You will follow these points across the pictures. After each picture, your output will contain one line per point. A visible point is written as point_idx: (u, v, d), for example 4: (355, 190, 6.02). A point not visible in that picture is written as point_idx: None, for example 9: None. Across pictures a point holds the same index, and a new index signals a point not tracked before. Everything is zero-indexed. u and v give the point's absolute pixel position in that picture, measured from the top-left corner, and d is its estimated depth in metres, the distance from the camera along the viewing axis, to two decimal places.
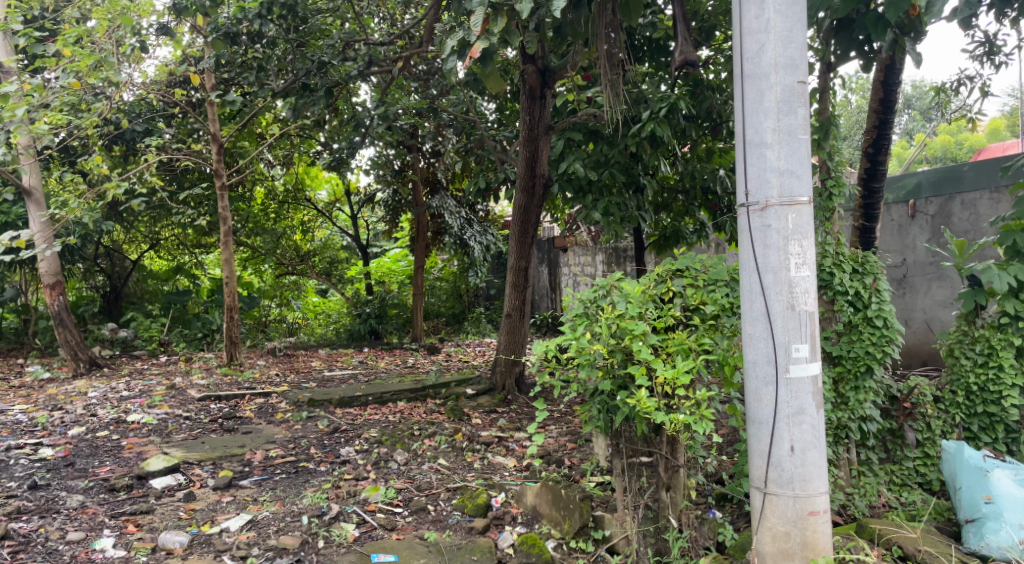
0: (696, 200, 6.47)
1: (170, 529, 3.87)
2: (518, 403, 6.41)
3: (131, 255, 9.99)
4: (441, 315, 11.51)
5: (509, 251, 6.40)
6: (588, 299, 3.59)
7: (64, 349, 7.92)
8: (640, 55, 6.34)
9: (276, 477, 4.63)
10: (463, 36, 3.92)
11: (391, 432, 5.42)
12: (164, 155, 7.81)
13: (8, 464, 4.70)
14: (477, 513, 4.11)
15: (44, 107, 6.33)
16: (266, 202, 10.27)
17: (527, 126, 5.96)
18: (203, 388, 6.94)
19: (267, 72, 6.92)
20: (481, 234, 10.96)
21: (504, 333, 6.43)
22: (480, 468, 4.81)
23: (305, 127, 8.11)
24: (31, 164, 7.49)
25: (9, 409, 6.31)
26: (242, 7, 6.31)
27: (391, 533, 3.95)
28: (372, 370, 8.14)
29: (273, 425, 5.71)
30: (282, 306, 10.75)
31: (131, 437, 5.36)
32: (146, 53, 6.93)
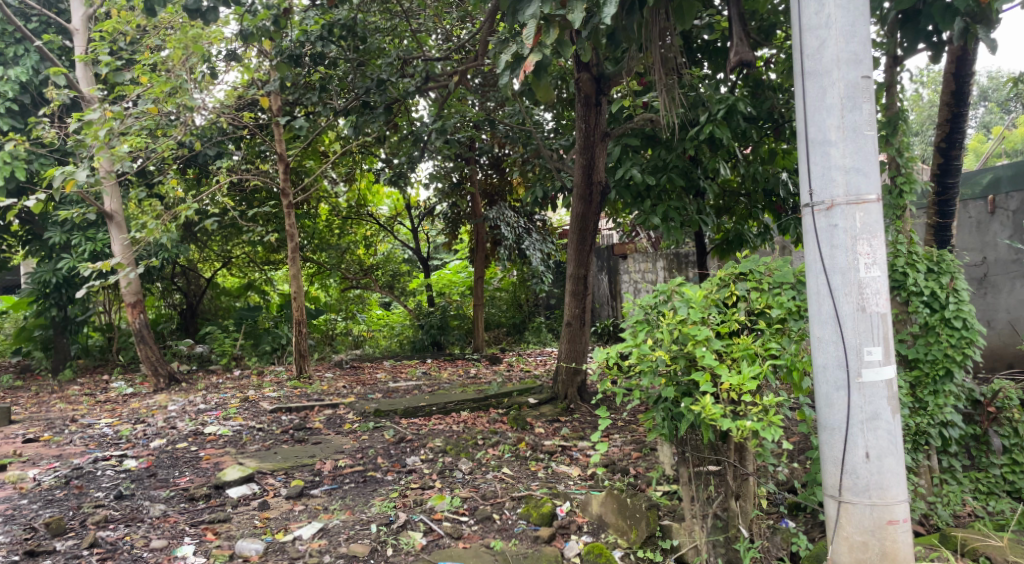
0: (759, 203, 6.37)
1: (246, 537, 4.00)
2: (581, 411, 6.36)
3: (205, 273, 10.45)
4: (502, 324, 11.60)
5: (568, 259, 6.38)
6: (649, 305, 3.56)
7: (145, 365, 8.29)
8: (698, 58, 6.25)
9: (345, 486, 4.73)
10: (517, 49, 3.98)
11: (455, 442, 5.46)
12: (235, 176, 8.13)
13: (96, 475, 4.95)
14: (542, 522, 4.10)
15: (123, 133, 6.68)
16: (330, 218, 10.47)
17: (583, 134, 6.00)
18: (274, 400, 7.16)
19: (329, 92, 7.15)
20: (541, 243, 10.97)
21: (565, 341, 6.41)
22: (544, 477, 4.80)
23: (367, 144, 8.29)
24: (112, 190, 7.98)
25: (96, 423, 6.64)
26: (304, 30, 6.58)
27: (458, 541, 3.97)
28: (435, 381, 8.18)
29: (341, 436, 5.84)
30: (348, 319, 11.10)
31: (209, 448, 5.57)
32: (216, 79, 7.25)
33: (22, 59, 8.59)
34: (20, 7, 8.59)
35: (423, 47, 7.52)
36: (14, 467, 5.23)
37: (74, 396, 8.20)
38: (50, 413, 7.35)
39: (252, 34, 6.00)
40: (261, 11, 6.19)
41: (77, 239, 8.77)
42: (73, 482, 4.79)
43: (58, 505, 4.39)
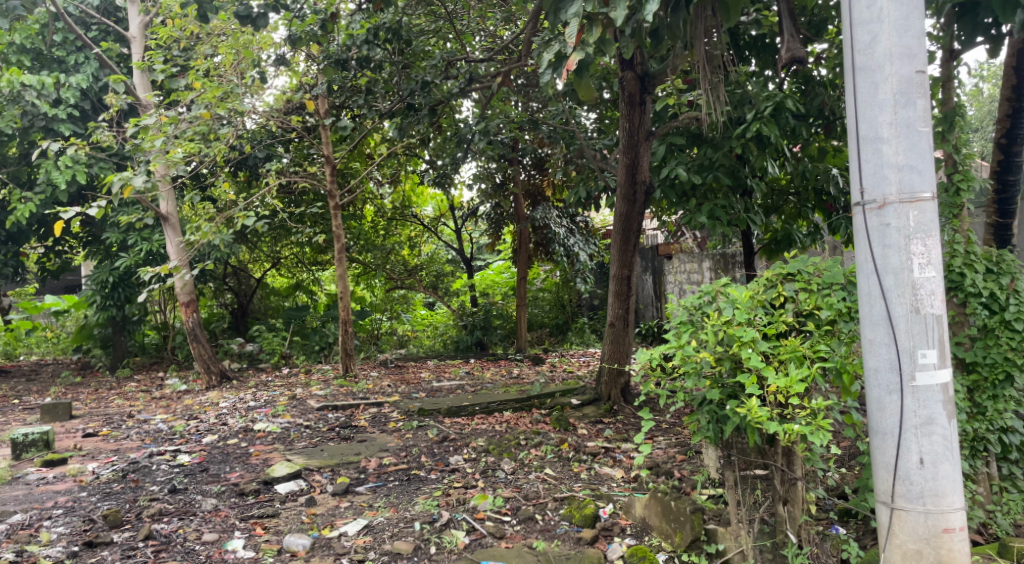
0: (809, 202, 6.24)
1: (294, 532, 4.08)
2: (625, 413, 6.31)
3: (256, 274, 10.71)
4: (546, 325, 11.58)
5: (611, 260, 6.33)
6: (693, 306, 3.53)
7: (198, 363, 8.52)
8: (745, 55, 6.14)
9: (389, 484, 4.79)
10: (558, 48, 4.00)
11: (498, 442, 5.49)
12: (284, 179, 8.30)
13: (152, 469, 5.11)
14: (585, 524, 4.08)
15: (177, 137, 6.88)
16: (376, 219, 10.65)
17: (627, 134, 5.91)
18: (321, 398, 7.29)
19: (374, 95, 7.27)
20: (584, 244, 10.95)
21: (608, 342, 6.36)
22: (587, 478, 4.78)
23: (412, 146, 8.36)
24: (167, 193, 8.23)
25: (152, 419, 6.86)
26: (351, 34, 6.65)
27: (501, 541, 3.98)
28: (478, 381, 8.20)
29: (386, 434, 5.91)
30: (393, 319, 11.25)
31: (258, 445, 5.70)
32: (266, 83, 7.41)
33: (84, 66, 8.98)
34: (81, 16, 8.93)
35: (466, 48, 7.55)
36: (75, 460, 5.44)
37: (131, 393, 8.49)
38: (108, 408, 7.63)
39: (300, 39, 6.14)
40: (308, 16, 6.30)
41: (134, 240, 9.07)
42: (130, 476, 4.95)
43: (116, 497, 4.54)
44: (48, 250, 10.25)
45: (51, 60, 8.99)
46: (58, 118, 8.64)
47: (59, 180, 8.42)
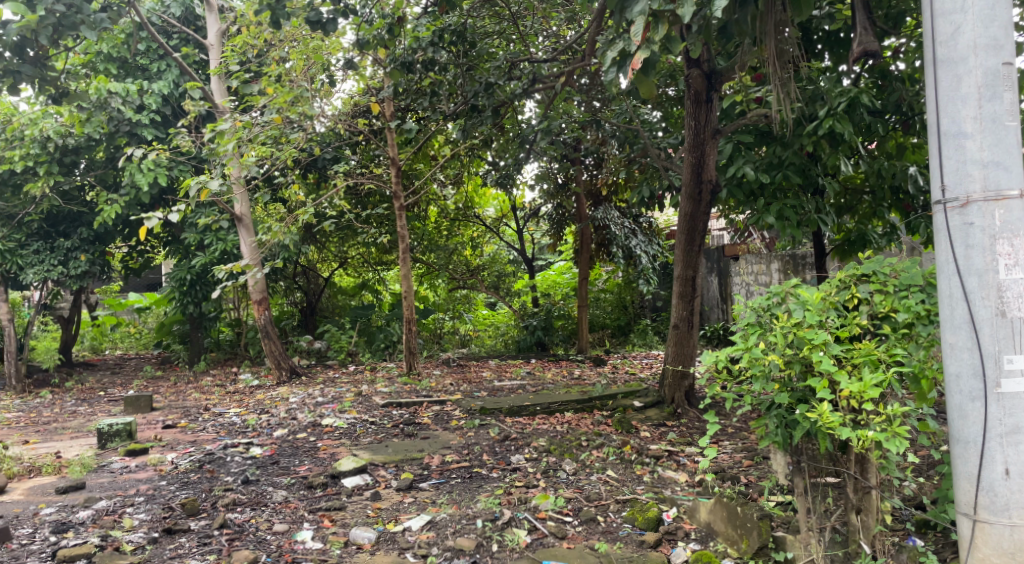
0: (885, 201, 6.02)
1: (359, 525, 4.18)
2: (689, 417, 6.19)
3: (324, 273, 11.02)
4: (607, 326, 11.50)
5: (675, 261, 6.19)
6: (761, 307, 3.46)
7: (269, 359, 8.80)
8: (817, 50, 5.96)
9: (452, 481, 4.84)
10: (623, 47, 3.98)
11: (560, 442, 5.49)
12: (351, 180, 8.49)
13: (226, 460, 5.31)
14: (648, 527, 4.06)
15: (251, 141, 7.12)
16: (439, 220, 10.79)
17: (692, 132, 5.77)
18: (385, 395, 7.42)
19: (439, 96, 7.37)
20: (647, 244, 10.82)
21: (672, 344, 6.23)
22: (650, 481, 4.73)
23: (475, 148, 8.41)
24: (241, 194, 8.52)
25: (227, 412, 7.14)
26: (416, 37, 6.78)
27: (562, 541, 3.98)
28: (540, 381, 8.21)
29: (448, 431, 5.99)
30: (455, 319, 11.37)
31: (326, 439, 5.86)
32: (334, 87, 7.60)
33: (165, 73, 9.40)
34: (163, 25, 9.36)
35: (530, 48, 7.56)
36: (155, 451, 5.70)
37: (207, 387, 8.85)
38: (186, 401, 7.98)
39: (368, 43, 6.30)
40: (376, 20, 6.40)
41: (211, 240, 9.46)
42: (205, 466, 5.16)
43: (192, 487, 4.74)
44: (131, 249, 10.76)
45: (135, 68, 9.46)
46: (141, 123, 9.08)
47: (142, 183, 8.84)
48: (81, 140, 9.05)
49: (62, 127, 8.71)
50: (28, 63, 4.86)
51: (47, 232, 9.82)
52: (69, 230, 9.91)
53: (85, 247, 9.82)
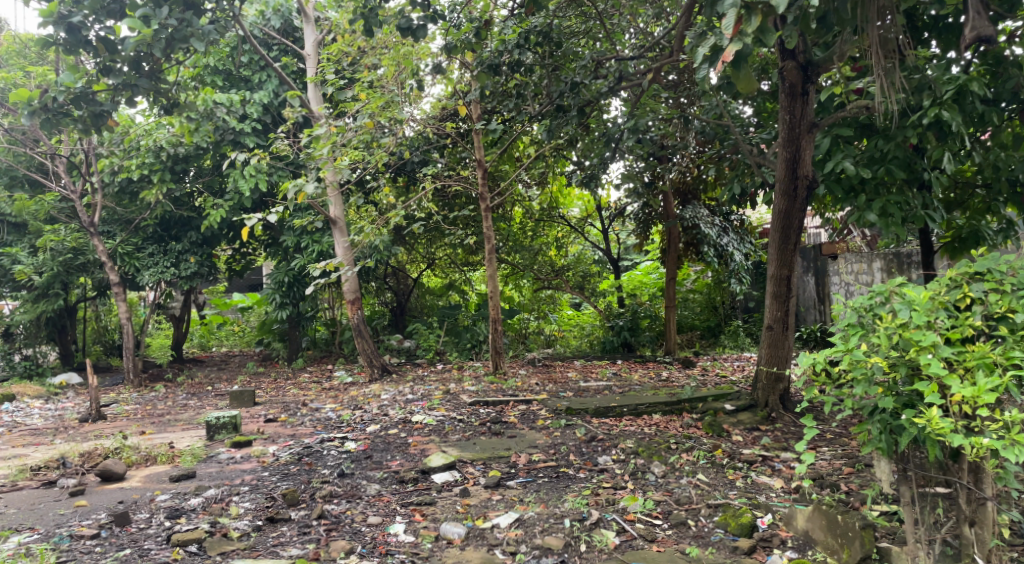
0: (1001, 195, 5.63)
1: (450, 520, 4.26)
2: (784, 421, 5.92)
3: (413, 274, 11.34)
4: (696, 327, 11.33)
5: (768, 260, 5.96)
6: (863, 308, 3.29)
7: (362, 357, 9.10)
8: (923, 37, 5.66)
9: (539, 480, 4.86)
10: (714, 41, 3.89)
11: (648, 444, 5.39)
12: (439, 182, 8.67)
13: (323, 453, 5.53)
14: (742, 533, 3.94)
15: (345, 146, 7.37)
16: (524, 220, 10.86)
17: (787, 127, 5.60)
18: (473, 393, 7.55)
19: (524, 98, 7.41)
20: (739, 242, 10.65)
21: (765, 345, 6.01)
22: (743, 487, 4.60)
23: (560, 147, 8.39)
24: (336, 198, 8.85)
25: (324, 407, 7.44)
26: (503, 39, 6.84)
27: (652, 544, 3.94)
28: (626, 382, 8.16)
29: (535, 431, 6.02)
30: (540, 319, 11.44)
31: (416, 436, 6.00)
32: (423, 91, 7.77)
33: (266, 84, 9.86)
34: (264, 38, 9.81)
35: (617, 47, 7.49)
36: (258, 443, 6.01)
37: (305, 383, 9.25)
38: (285, 396, 8.36)
39: (457, 47, 6.41)
40: (464, 24, 6.59)
41: (307, 243, 9.85)
42: (304, 459, 5.38)
43: (293, 478, 4.96)
44: (235, 251, 11.34)
45: (239, 79, 9.97)
46: (244, 132, 9.55)
47: (245, 188, 9.30)
48: (190, 149, 9.62)
49: (173, 137, 9.27)
50: (144, 77, 5.21)
51: (161, 236, 10.55)
52: (180, 233, 10.57)
53: (194, 250, 10.44)
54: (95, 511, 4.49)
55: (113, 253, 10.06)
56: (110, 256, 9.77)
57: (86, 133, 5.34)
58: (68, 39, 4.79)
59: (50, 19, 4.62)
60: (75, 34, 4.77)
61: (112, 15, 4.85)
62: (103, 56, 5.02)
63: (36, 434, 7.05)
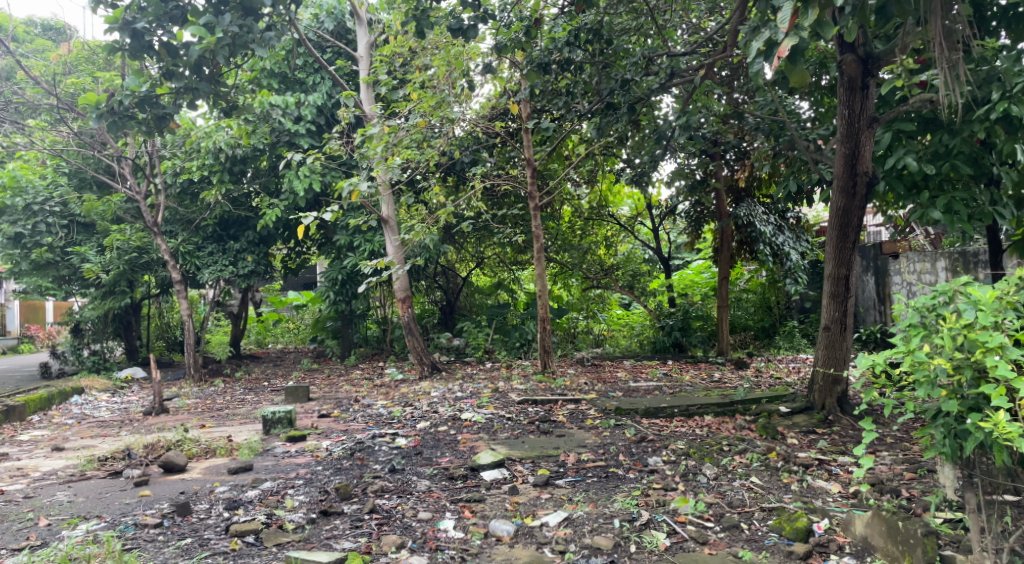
0: None
1: (499, 518, 4.28)
2: (842, 424, 5.75)
3: (463, 273, 11.43)
4: (750, 328, 11.09)
5: (826, 259, 5.77)
6: (925, 307, 3.19)
7: (412, 355, 9.21)
8: (991, 27, 5.44)
9: (588, 479, 4.84)
10: (769, 35, 3.86)
11: (699, 446, 5.32)
12: (488, 181, 8.69)
13: (375, 449, 5.62)
14: (797, 537, 3.87)
15: (397, 145, 7.46)
16: (573, 219, 10.81)
17: (846, 122, 5.42)
18: (521, 392, 7.56)
19: (574, 96, 7.39)
20: (795, 241, 10.44)
21: (822, 347, 5.83)
22: (799, 491, 4.49)
23: (610, 145, 8.32)
24: (387, 198, 8.97)
25: (375, 404, 7.56)
26: (553, 38, 6.86)
27: (703, 547, 3.88)
28: (677, 383, 8.06)
29: (583, 431, 5.99)
30: (589, 318, 11.40)
31: (465, 433, 6.04)
32: (473, 91, 7.82)
33: (320, 85, 10.07)
34: (319, 40, 10.01)
35: (669, 43, 7.40)
36: (312, 438, 6.14)
37: (357, 379, 9.43)
38: (338, 392, 8.54)
39: (507, 47, 6.43)
40: (514, 23, 6.63)
41: (360, 242, 10.02)
42: (356, 454, 5.48)
43: (345, 473, 5.05)
44: (290, 250, 11.61)
45: (294, 81, 10.22)
46: (298, 133, 9.78)
47: (300, 188, 9.51)
48: (247, 150, 9.87)
49: (231, 139, 9.54)
50: (205, 80, 5.38)
51: (220, 235, 10.88)
52: (238, 233, 10.88)
53: (251, 249, 10.75)
54: (159, 501, 4.65)
55: (175, 252, 10.41)
56: (172, 255, 10.11)
57: (149, 135, 5.52)
58: (132, 43, 4.98)
59: (116, 25, 4.82)
60: (138, 39, 4.95)
61: (174, 21, 4.99)
62: (166, 61, 5.20)
63: (104, 425, 7.35)
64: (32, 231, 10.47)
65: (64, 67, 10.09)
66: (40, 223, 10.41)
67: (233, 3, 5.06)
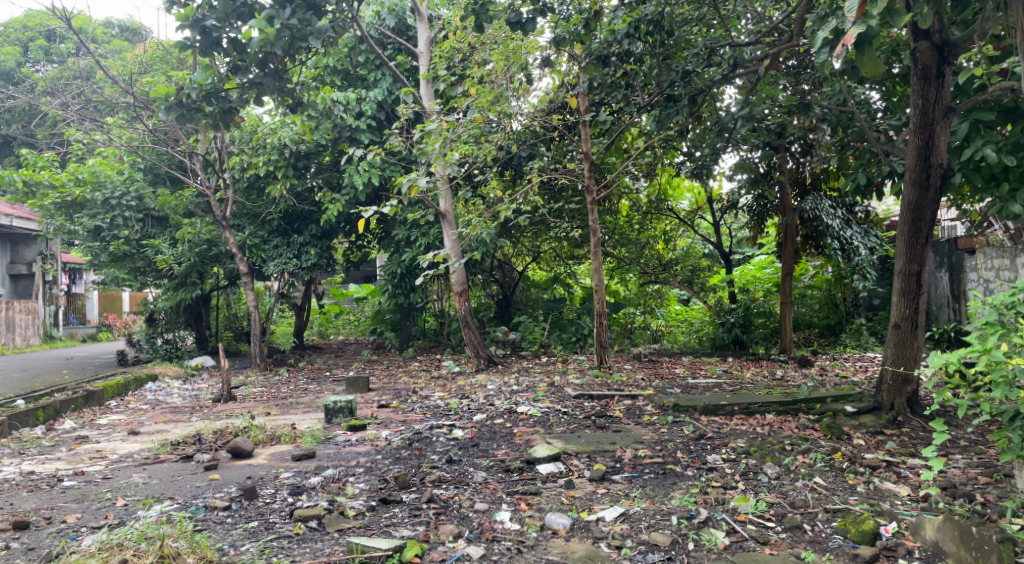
0: None
1: (555, 511, 4.29)
2: (912, 426, 5.52)
3: (519, 267, 11.46)
4: (814, 325, 10.81)
5: (896, 254, 5.55)
6: (1003, 306, 3.24)
7: (469, 348, 9.29)
8: None
9: (645, 475, 4.79)
10: (836, 24, 3.78)
11: (760, 444, 5.21)
12: (546, 175, 8.68)
13: (433, 439, 5.69)
14: (863, 540, 3.76)
15: (455, 140, 7.52)
16: (631, 214, 10.73)
17: (919, 112, 5.21)
18: (578, 386, 7.56)
19: (634, 88, 7.34)
20: (864, 236, 10.11)
21: (891, 345, 5.62)
22: (865, 492, 4.36)
23: (669, 138, 8.20)
24: (445, 192, 9.06)
25: (433, 395, 7.66)
26: (612, 29, 6.71)
27: (764, 547, 3.81)
28: (737, 380, 7.88)
29: (640, 427, 5.94)
30: (646, 314, 11.19)
31: (521, 426, 6.06)
32: (531, 85, 7.82)
33: (381, 81, 10.24)
34: (380, 37, 10.15)
35: (732, 32, 7.24)
36: (372, 427, 6.27)
37: (415, 371, 9.57)
38: (397, 383, 8.69)
39: (565, 39, 6.42)
40: (573, 15, 6.57)
41: (417, 236, 10.14)
42: (414, 444, 5.56)
43: (404, 462, 5.14)
44: (352, 244, 11.87)
45: (356, 78, 10.42)
46: (360, 128, 9.98)
47: (360, 183, 9.67)
48: (311, 146, 10.13)
49: (296, 135, 9.83)
50: (269, 76, 5.55)
51: (285, 229, 11.18)
52: (301, 227, 11.17)
53: (314, 242, 11.02)
54: (227, 485, 4.83)
55: (242, 245, 10.75)
56: (240, 248, 10.46)
57: (217, 130, 5.68)
58: (201, 40, 5.17)
59: (186, 22, 5.01)
60: (207, 36, 5.15)
61: (242, 19, 5.14)
62: (233, 56, 5.38)
63: (176, 411, 7.65)
64: (111, 224, 10.95)
65: (140, 67, 10.47)
66: (118, 217, 10.90)
67: (298, 1, 5.19)
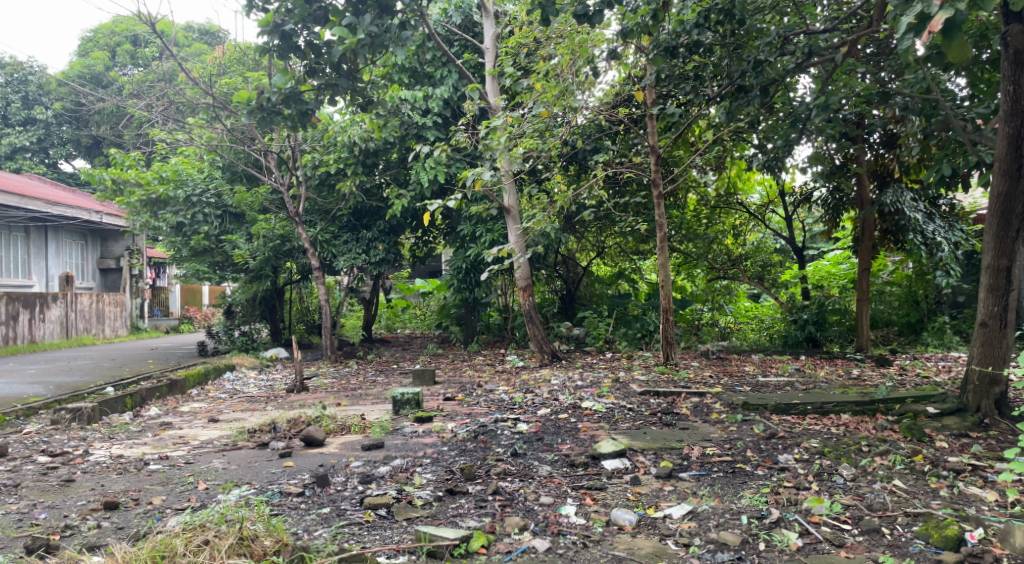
0: None
1: (621, 507, 4.26)
2: (1000, 429, 5.22)
3: (583, 262, 11.44)
4: (893, 323, 10.47)
5: (983, 248, 5.27)
6: None
7: (533, 343, 9.32)
8: None
9: (713, 474, 4.71)
10: (920, 8, 3.61)
11: (836, 445, 5.07)
12: (611, 169, 8.61)
13: (498, 433, 5.73)
14: (946, 546, 3.62)
15: (521, 135, 7.55)
16: (698, 207, 10.52)
17: (1011, 99, 4.97)
18: (643, 383, 7.49)
19: (703, 80, 7.21)
20: (948, 230, 9.56)
21: (977, 343, 5.34)
22: (949, 497, 4.17)
23: (739, 129, 8.02)
24: (511, 186, 9.07)
25: (496, 389, 7.72)
26: (681, 20, 6.62)
27: (839, 549, 3.70)
28: (811, 379, 7.68)
29: (708, 424, 5.84)
30: (714, 310, 11.22)
31: (585, 422, 6.04)
32: (597, 78, 7.80)
33: (447, 78, 10.31)
34: (447, 35, 10.28)
35: (808, 20, 7.03)
36: (438, 419, 6.36)
37: (480, 365, 9.67)
38: (462, 377, 8.80)
39: (632, 31, 6.36)
40: (641, 7, 6.44)
41: (482, 231, 10.22)
42: (480, 437, 5.62)
43: (469, 454, 5.20)
44: (418, 240, 12.05)
45: (423, 76, 10.54)
46: (426, 126, 10.14)
47: (426, 179, 9.81)
48: (379, 143, 10.36)
49: (365, 133, 10.05)
50: (343, 76, 5.67)
51: (354, 225, 11.45)
52: (370, 222, 11.43)
53: (382, 238, 11.26)
54: (300, 472, 4.99)
55: (314, 241, 11.06)
56: (312, 244, 10.75)
57: (295, 130, 5.86)
58: (280, 44, 5.32)
59: (266, 27, 5.17)
60: (287, 39, 5.29)
61: (318, 21, 5.29)
62: (310, 58, 5.54)
63: (252, 401, 7.94)
64: (191, 221, 11.42)
65: (219, 69, 10.87)
66: (198, 214, 11.36)
67: (370, 3, 5.28)
